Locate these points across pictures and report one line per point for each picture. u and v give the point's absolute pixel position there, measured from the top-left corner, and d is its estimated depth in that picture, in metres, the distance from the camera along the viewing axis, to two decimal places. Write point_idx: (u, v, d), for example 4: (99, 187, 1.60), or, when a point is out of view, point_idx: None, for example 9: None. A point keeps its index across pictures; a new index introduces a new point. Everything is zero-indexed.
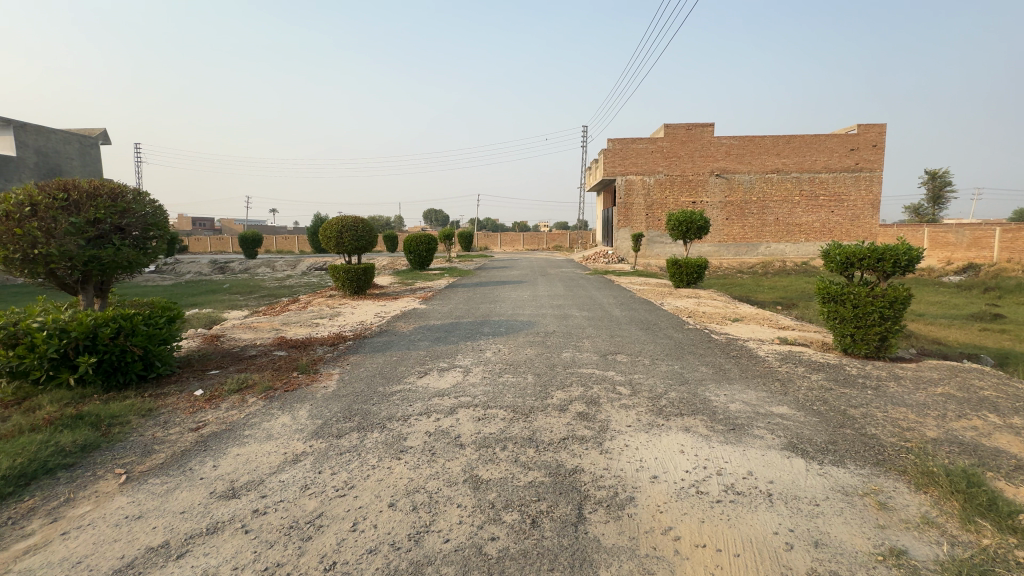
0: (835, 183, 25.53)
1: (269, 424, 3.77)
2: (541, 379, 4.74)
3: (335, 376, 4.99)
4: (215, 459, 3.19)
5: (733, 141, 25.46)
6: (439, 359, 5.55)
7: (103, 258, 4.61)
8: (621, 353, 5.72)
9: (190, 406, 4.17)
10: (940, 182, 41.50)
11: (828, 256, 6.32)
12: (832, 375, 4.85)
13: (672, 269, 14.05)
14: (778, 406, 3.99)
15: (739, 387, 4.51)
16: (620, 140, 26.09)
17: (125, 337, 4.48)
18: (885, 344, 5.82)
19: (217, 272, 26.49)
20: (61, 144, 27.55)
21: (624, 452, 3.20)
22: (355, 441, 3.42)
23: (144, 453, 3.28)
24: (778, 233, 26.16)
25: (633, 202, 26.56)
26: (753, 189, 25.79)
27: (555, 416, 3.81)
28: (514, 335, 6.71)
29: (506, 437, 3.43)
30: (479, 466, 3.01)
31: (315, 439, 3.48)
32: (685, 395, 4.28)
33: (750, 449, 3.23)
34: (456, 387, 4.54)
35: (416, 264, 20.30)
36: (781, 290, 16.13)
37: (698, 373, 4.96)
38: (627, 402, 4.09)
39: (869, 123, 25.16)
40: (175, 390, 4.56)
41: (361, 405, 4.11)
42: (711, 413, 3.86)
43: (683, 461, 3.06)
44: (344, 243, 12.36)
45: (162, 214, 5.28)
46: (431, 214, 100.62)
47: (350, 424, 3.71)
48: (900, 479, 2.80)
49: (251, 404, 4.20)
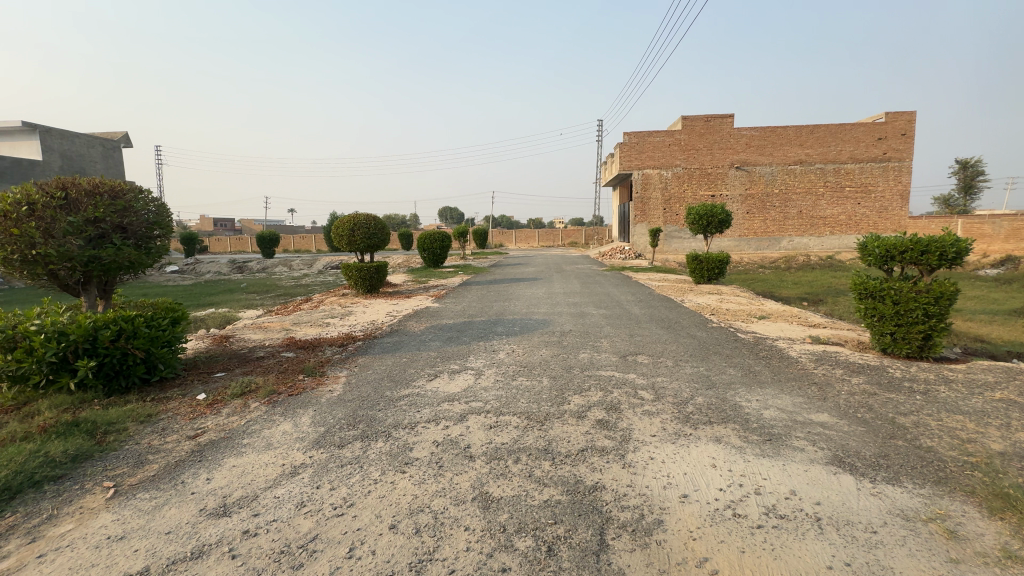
0: (862, 173, 24.59)
1: (270, 431, 3.58)
2: (558, 382, 4.45)
3: (342, 379, 4.79)
4: (210, 470, 3.00)
5: (754, 132, 24.71)
6: (450, 361, 5.31)
7: (103, 259, 4.48)
8: (642, 354, 5.40)
9: (190, 411, 4.01)
10: (973, 172, 39.74)
11: (865, 249, 5.91)
12: (874, 378, 4.46)
13: (692, 265, 13.57)
14: (818, 413, 3.64)
15: (772, 391, 4.16)
16: (636, 133, 25.55)
17: (126, 340, 4.35)
18: (929, 343, 5.40)
19: (236, 272, 26.79)
20: (86, 147, 27.81)
21: (649, 466, 2.91)
22: (358, 451, 3.19)
23: (137, 464, 3.10)
24: (801, 227, 25.34)
25: (650, 197, 25.98)
26: (775, 181, 25.01)
27: (573, 424, 3.53)
28: (528, 335, 6.43)
29: (519, 448, 3.16)
30: (489, 482, 2.75)
31: (316, 448, 3.27)
32: (714, 400, 3.95)
33: (790, 463, 2.91)
34: (467, 391, 4.29)
35: (430, 261, 20.15)
36: (806, 285, 15.50)
37: (726, 376, 4.62)
38: (651, 409, 3.79)
39: (898, 111, 24.15)
40: (177, 395, 4.42)
41: (366, 411, 3.89)
42: (744, 422, 3.52)
43: (716, 478, 2.75)
44: (356, 241, 12.22)
45: (166, 213, 5.15)
46: (446, 212, 101.27)
47: (354, 432, 3.48)
48: (968, 501, 2.46)
49: (254, 409, 4.01)
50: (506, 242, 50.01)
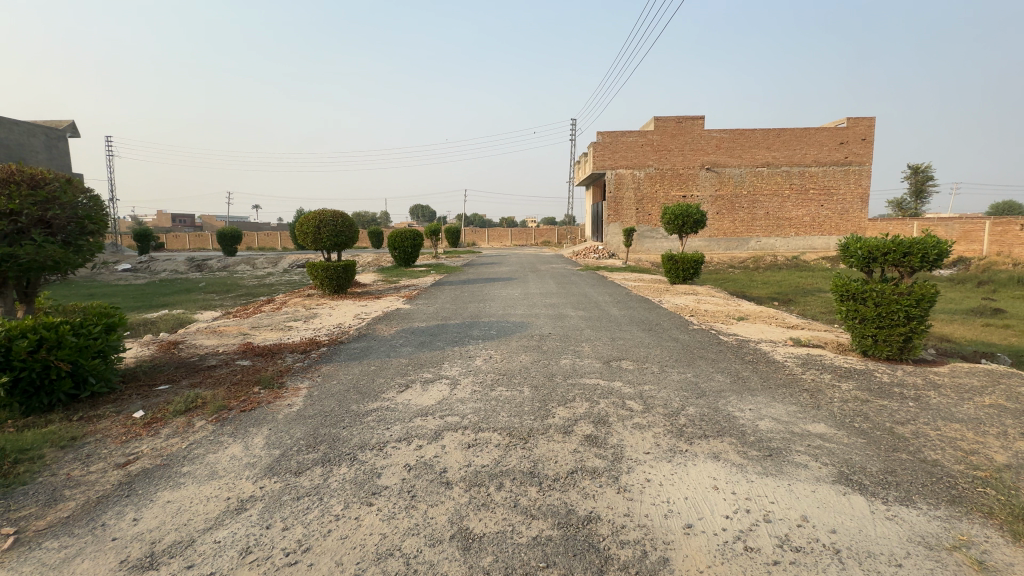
0: (826, 177, 25.33)
1: (215, 456, 3.13)
2: (540, 392, 4.14)
3: (304, 391, 4.33)
4: (139, 508, 2.54)
5: (723, 134, 25.12)
6: (423, 368, 4.92)
7: (21, 257, 3.89)
8: (626, 360, 5.15)
9: (122, 432, 3.51)
10: (923, 177, 41.73)
11: (847, 251, 5.85)
12: (864, 383, 4.32)
13: (668, 266, 13.54)
14: (814, 424, 3.46)
15: (764, 400, 3.96)
16: (609, 133, 25.59)
17: (48, 350, 3.79)
18: (909, 345, 5.36)
19: (195, 271, 25.48)
20: (27, 136, 25.84)
21: (647, 490, 2.63)
22: (318, 480, 2.79)
23: (50, 502, 2.62)
24: (768, 228, 25.91)
25: (623, 196, 26.09)
26: (744, 183, 25.51)
27: (558, 440, 3.23)
28: (505, 339, 6.10)
29: (502, 471, 2.83)
30: (469, 515, 2.41)
31: (269, 477, 2.85)
32: (706, 410, 3.73)
33: (796, 482, 2.69)
34: (441, 404, 3.92)
35: (401, 260, 19.55)
36: (776, 285, 15.73)
37: (715, 382, 4.41)
38: (641, 421, 3.53)
39: (859, 116, 24.97)
40: (111, 412, 3.90)
41: (328, 429, 3.48)
42: (740, 435, 3.30)
43: (720, 503, 2.50)
44: (322, 239, 11.60)
45: (100, 206, 4.53)
46: (417, 211, 100.09)
47: (313, 456, 3.07)
48: (986, 523, 2.29)
49: (198, 429, 3.53)
50: (479, 241, 49.55)
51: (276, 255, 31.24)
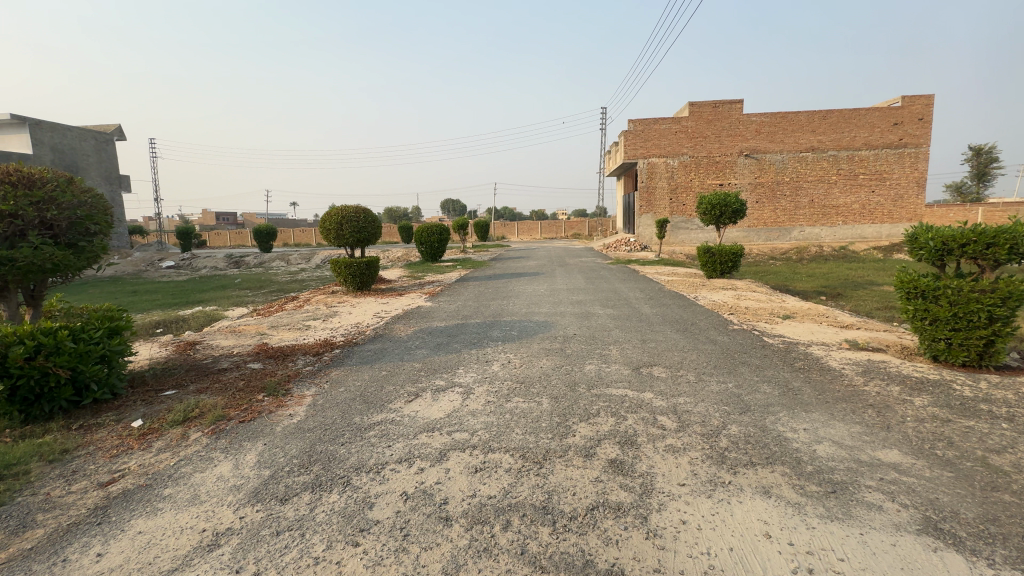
0: (877, 160, 23.60)
1: (202, 476, 2.87)
2: (560, 405, 3.72)
3: (308, 400, 4.07)
4: (106, 541, 2.30)
5: (764, 118, 23.75)
6: (435, 375, 4.58)
7: (19, 261, 3.76)
8: (658, 366, 4.65)
9: (115, 445, 3.32)
10: (987, 158, 38.51)
11: (915, 242, 5.13)
12: (941, 399, 3.68)
13: (704, 259, 12.78)
14: (885, 450, 2.91)
15: (820, 418, 3.41)
16: (641, 120, 24.64)
17: (46, 357, 3.65)
18: (992, 350, 4.63)
19: (233, 267, 26.22)
20: (78, 140, 27.15)
21: (683, 536, 2.19)
22: (304, 510, 2.48)
23: (20, 528, 2.41)
24: (813, 216, 24.42)
25: (656, 186, 25.15)
26: (786, 169, 24.07)
27: (578, 466, 2.81)
28: (526, 341, 5.69)
29: (510, 506, 2.44)
30: (467, 564, 2.04)
31: (253, 504, 2.56)
32: (751, 431, 3.22)
33: (869, 531, 2.19)
34: (451, 418, 3.57)
35: (428, 255, 19.42)
36: (822, 278, 14.69)
37: (761, 394, 3.88)
38: (676, 443, 3.06)
39: (916, 95, 23.11)
40: (111, 420, 3.74)
41: (326, 445, 3.18)
42: (794, 463, 2.79)
43: (775, 558, 2.03)
44: (345, 236, 11.50)
45: (102, 204, 4.42)
46: (448, 206, 100.98)
47: (302, 480, 2.77)
48: None
49: (191, 443, 3.30)
50: (508, 235, 49.27)
51: (310, 250, 32.14)
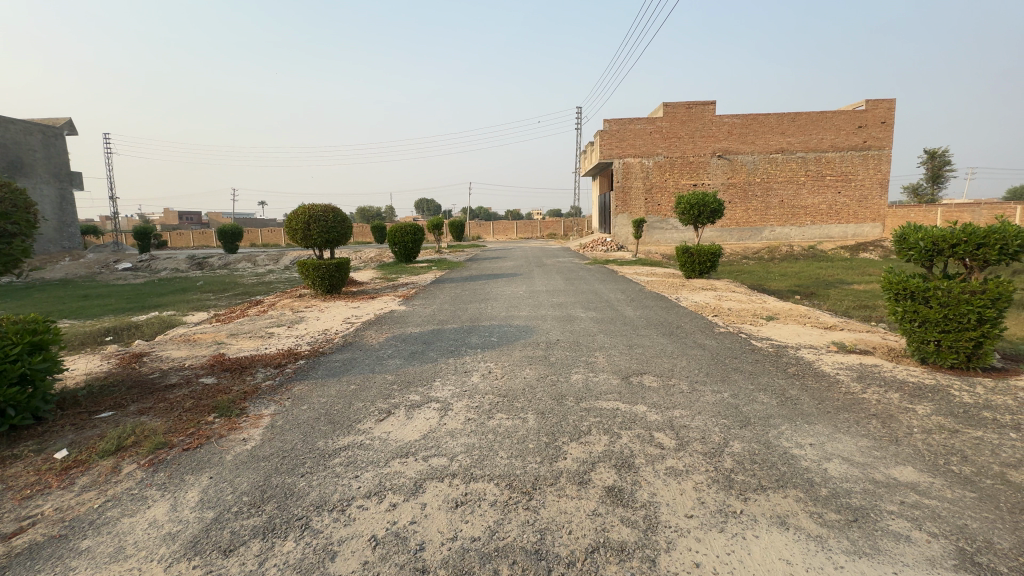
0: (843, 163, 24.24)
1: (130, 523, 2.42)
2: (548, 422, 3.40)
3: (265, 420, 3.63)
4: None
5: (735, 120, 24.09)
6: (410, 389, 4.19)
7: None
8: (648, 375, 4.38)
9: (30, 484, 2.82)
10: (941, 162, 40.30)
11: (903, 242, 5.04)
12: (944, 407, 3.52)
13: (682, 258, 12.72)
14: (900, 468, 2.70)
15: (825, 431, 3.19)
16: (616, 120, 24.61)
17: None
18: (980, 351, 4.55)
19: (195, 268, 24.96)
20: (22, 134, 25.34)
21: None
22: (250, 565, 2.07)
23: None
24: (783, 216, 24.91)
25: (631, 186, 25.20)
26: (757, 170, 24.47)
27: (572, 497, 2.49)
28: (507, 349, 5.34)
29: (498, 550, 2.11)
30: None
31: (189, 558, 2.14)
32: (755, 448, 2.97)
33: (903, 569, 1.94)
34: (427, 440, 3.20)
35: (402, 256, 18.86)
36: (795, 277, 14.87)
37: (760, 405, 3.65)
38: (677, 465, 2.78)
39: (879, 99, 23.87)
40: (29, 451, 3.22)
41: (283, 478, 2.76)
42: (806, 485, 2.55)
43: None
44: (313, 236, 10.90)
45: (22, 202, 3.84)
46: (422, 205, 99.88)
47: (252, 524, 2.35)
48: None
49: (123, 479, 2.83)
50: (484, 234, 48.94)
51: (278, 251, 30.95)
